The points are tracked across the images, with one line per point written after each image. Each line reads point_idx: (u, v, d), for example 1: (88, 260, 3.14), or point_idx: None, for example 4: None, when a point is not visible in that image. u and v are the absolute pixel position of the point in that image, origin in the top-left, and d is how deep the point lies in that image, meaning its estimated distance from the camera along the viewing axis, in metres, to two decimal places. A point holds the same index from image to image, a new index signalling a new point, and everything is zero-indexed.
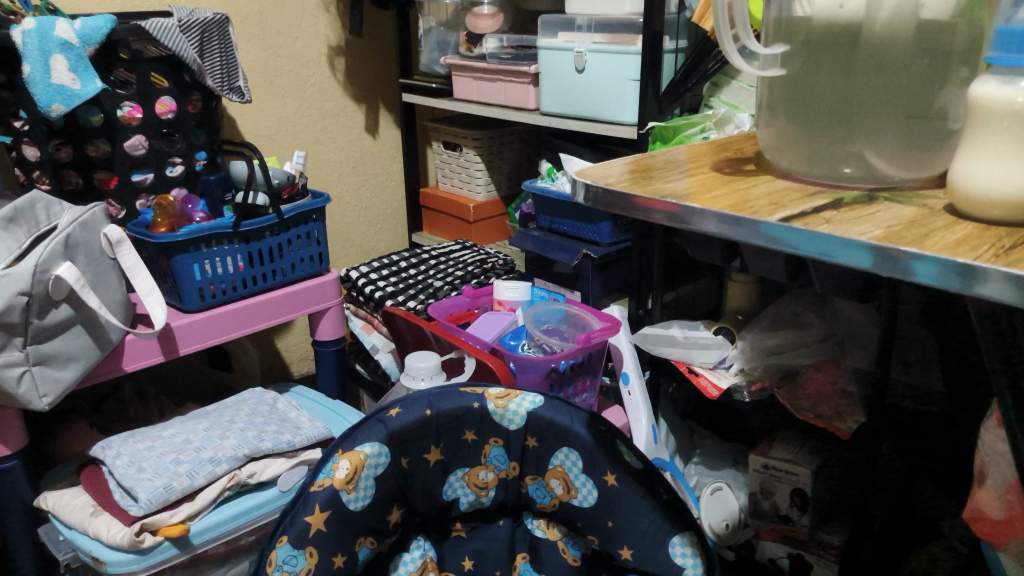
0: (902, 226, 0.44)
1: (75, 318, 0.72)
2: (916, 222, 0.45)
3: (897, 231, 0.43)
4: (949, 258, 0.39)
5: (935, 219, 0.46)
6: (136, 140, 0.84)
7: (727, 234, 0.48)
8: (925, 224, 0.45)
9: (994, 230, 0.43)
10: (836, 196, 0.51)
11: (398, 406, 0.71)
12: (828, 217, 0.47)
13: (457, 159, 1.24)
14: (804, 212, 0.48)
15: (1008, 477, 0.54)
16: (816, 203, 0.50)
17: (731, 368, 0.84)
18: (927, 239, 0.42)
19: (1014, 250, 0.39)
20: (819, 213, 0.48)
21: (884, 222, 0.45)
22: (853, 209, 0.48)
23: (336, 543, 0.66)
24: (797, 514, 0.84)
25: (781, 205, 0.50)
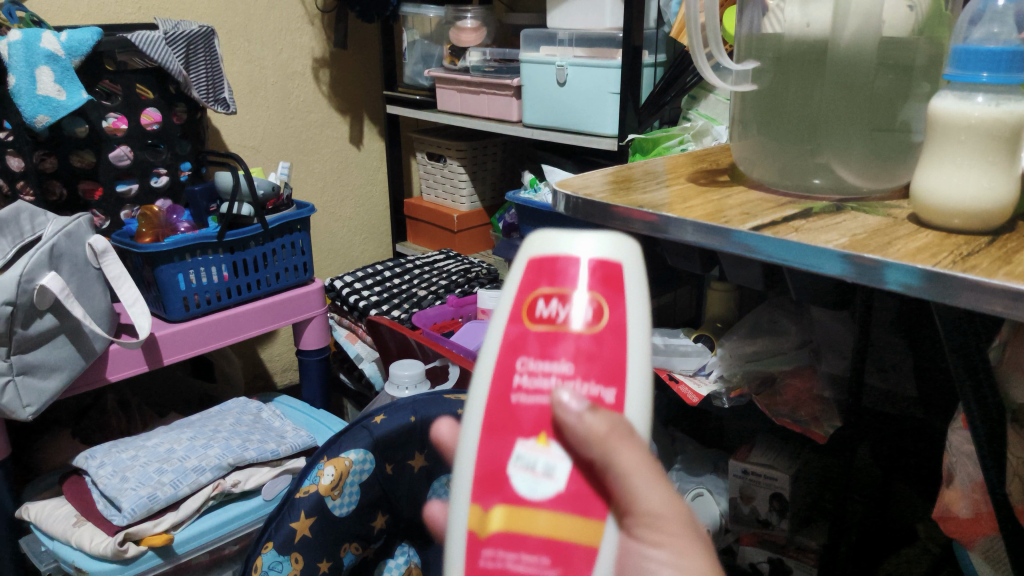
0: (867, 234, 0.46)
1: (59, 327, 0.73)
2: (881, 231, 0.47)
3: (862, 239, 0.45)
4: (916, 266, 0.41)
5: (899, 228, 0.48)
6: (121, 151, 0.85)
7: (703, 243, 0.50)
8: (889, 232, 0.47)
9: (954, 238, 0.45)
10: (806, 206, 0.53)
11: (382, 415, 0.73)
12: (797, 225, 0.49)
13: (441, 170, 1.26)
14: (775, 221, 0.50)
15: (974, 476, 0.56)
16: (787, 213, 0.52)
17: (711, 375, 0.84)
18: (891, 246, 0.44)
19: (971, 258, 0.41)
20: (789, 222, 0.50)
21: (850, 230, 0.47)
22: (821, 218, 0.50)
23: (322, 549, 0.66)
24: (776, 518, 0.85)
25: (753, 214, 0.52)
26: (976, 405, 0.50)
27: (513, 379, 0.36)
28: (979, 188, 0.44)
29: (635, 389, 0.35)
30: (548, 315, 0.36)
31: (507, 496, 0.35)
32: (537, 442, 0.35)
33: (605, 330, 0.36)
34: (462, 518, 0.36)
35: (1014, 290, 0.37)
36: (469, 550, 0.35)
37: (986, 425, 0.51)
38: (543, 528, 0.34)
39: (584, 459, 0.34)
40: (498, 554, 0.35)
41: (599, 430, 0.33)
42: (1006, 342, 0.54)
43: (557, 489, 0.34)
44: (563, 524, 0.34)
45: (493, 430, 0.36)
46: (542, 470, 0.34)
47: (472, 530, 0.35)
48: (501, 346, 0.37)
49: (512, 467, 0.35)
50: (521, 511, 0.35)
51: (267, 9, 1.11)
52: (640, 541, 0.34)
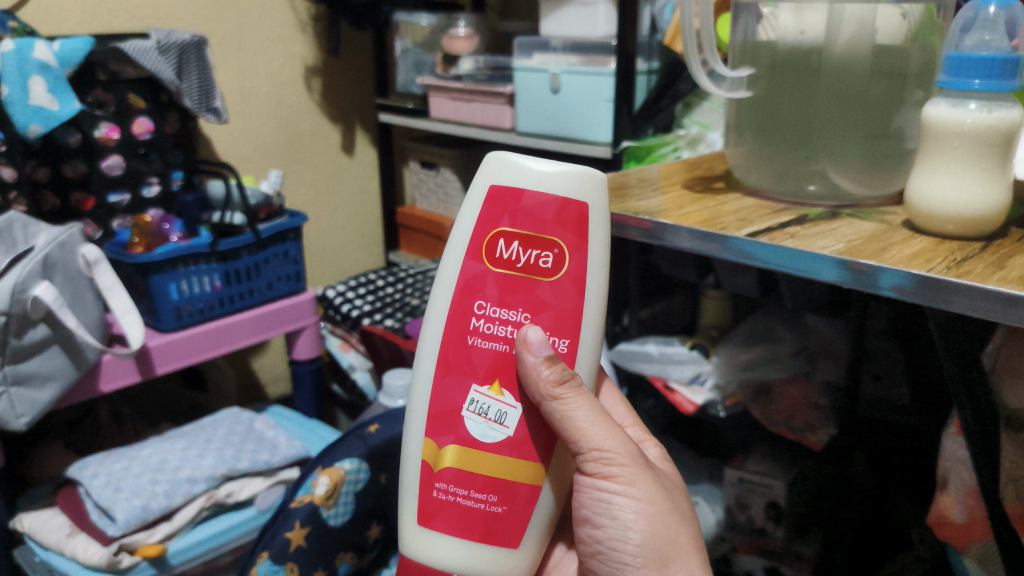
0: (862, 240, 0.46)
1: (52, 337, 0.72)
2: (876, 237, 0.47)
3: (858, 245, 0.45)
4: (913, 272, 0.40)
5: (894, 234, 0.47)
6: (113, 161, 0.85)
7: (699, 249, 0.50)
8: (884, 238, 0.46)
9: (948, 244, 0.45)
10: (802, 212, 0.53)
11: (377, 424, 0.71)
12: (793, 231, 0.48)
13: (435, 178, 1.26)
14: (771, 227, 0.49)
15: (968, 482, 0.56)
16: (782, 219, 0.52)
17: (706, 383, 0.85)
18: (885, 252, 0.44)
19: (966, 263, 0.41)
20: (784, 228, 0.49)
21: (845, 236, 0.47)
22: (817, 224, 0.50)
23: (317, 559, 0.65)
24: (772, 526, 0.86)
25: (749, 221, 0.51)
26: (970, 405, 0.51)
27: (472, 317, 0.46)
28: (974, 196, 0.44)
29: (581, 338, 0.47)
30: (506, 257, 0.46)
31: (460, 434, 0.46)
32: (492, 388, 0.46)
33: (560, 279, 0.46)
34: (426, 449, 0.47)
35: (1009, 296, 0.37)
36: (424, 477, 0.47)
37: (981, 432, 0.51)
38: (494, 465, 0.46)
39: (528, 405, 0.46)
40: (449, 484, 0.46)
41: (552, 380, 0.44)
42: (1001, 346, 0.53)
43: (507, 433, 0.46)
44: (509, 463, 0.46)
45: (451, 365, 0.47)
46: (494, 415, 0.46)
47: (430, 460, 0.47)
48: (459, 283, 0.47)
49: (465, 404, 0.46)
50: (473, 451, 0.46)
51: (259, 18, 1.11)
52: (591, 474, 0.46)
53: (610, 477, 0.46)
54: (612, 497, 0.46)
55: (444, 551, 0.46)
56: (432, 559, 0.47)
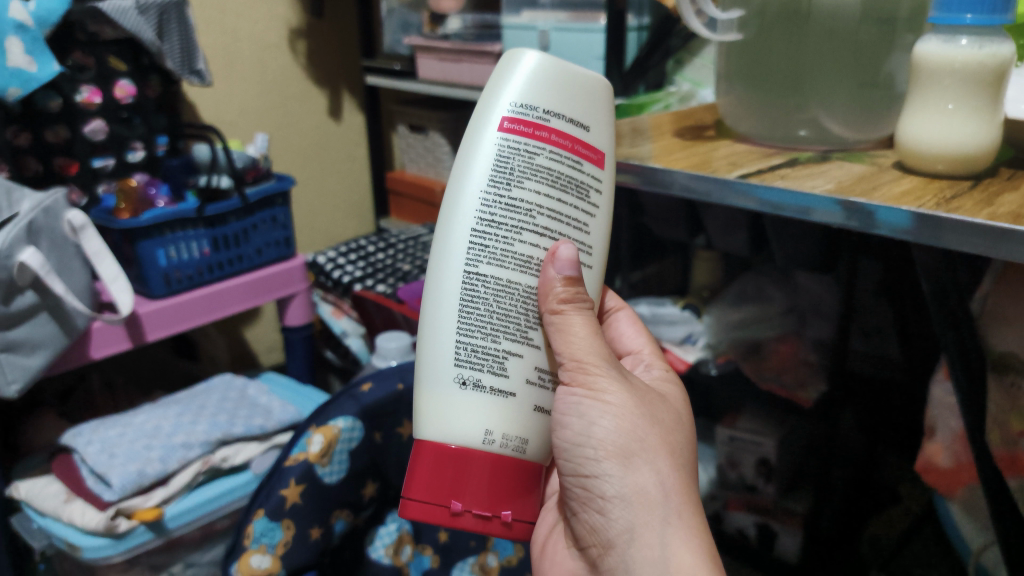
0: (851, 181, 0.46)
1: (40, 304, 0.72)
2: (866, 178, 0.47)
3: (847, 185, 0.45)
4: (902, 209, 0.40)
5: (884, 175, 0.47)
6: (95, 125, 0.84)
7: (692, 192, 0.50)
8: (873, 179, 0.46)
9: (938, 183, 0.45)
10: (792, 156, 0.53)
11: (371, 381, 0.66)
12: (784, 173, 0.49)
13: (423, 142, 1.25)
14: (760, 169, 0.50)
15: (954, 428, 0.56)
16: (773, 162, 0.52)
17: (697, 343, 0.88)
18: (875, 191, 0.44)
19: (956, 199, 0.41)
20: (775, 170, 0.49)
21: (835, 177, 0.47)
22: (808, 166, 0.50)
23: (314, 514, 0.60)
24: (762, 483, 0.87)
25: (740, 163, 0.52)
26: (960, 361, 0.51)
27: None
28: (963, 135, 0.43)
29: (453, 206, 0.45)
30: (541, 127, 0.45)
31: None
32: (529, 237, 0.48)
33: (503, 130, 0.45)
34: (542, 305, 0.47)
35: (999, 229, 0.37)
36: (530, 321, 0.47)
37: (970, 382, 0.51)
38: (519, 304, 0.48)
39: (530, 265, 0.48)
40: None
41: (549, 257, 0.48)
42: (988, 295, 0.54)
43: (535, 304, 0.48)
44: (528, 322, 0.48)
45: None
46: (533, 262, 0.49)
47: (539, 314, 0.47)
48: None
49: None
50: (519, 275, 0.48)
51: None
52: (564, 382, 0.44)
53: (584, 383, 0.43)
54: (581, 398, 0.43)
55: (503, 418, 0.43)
56: (490, 441, 0.43)
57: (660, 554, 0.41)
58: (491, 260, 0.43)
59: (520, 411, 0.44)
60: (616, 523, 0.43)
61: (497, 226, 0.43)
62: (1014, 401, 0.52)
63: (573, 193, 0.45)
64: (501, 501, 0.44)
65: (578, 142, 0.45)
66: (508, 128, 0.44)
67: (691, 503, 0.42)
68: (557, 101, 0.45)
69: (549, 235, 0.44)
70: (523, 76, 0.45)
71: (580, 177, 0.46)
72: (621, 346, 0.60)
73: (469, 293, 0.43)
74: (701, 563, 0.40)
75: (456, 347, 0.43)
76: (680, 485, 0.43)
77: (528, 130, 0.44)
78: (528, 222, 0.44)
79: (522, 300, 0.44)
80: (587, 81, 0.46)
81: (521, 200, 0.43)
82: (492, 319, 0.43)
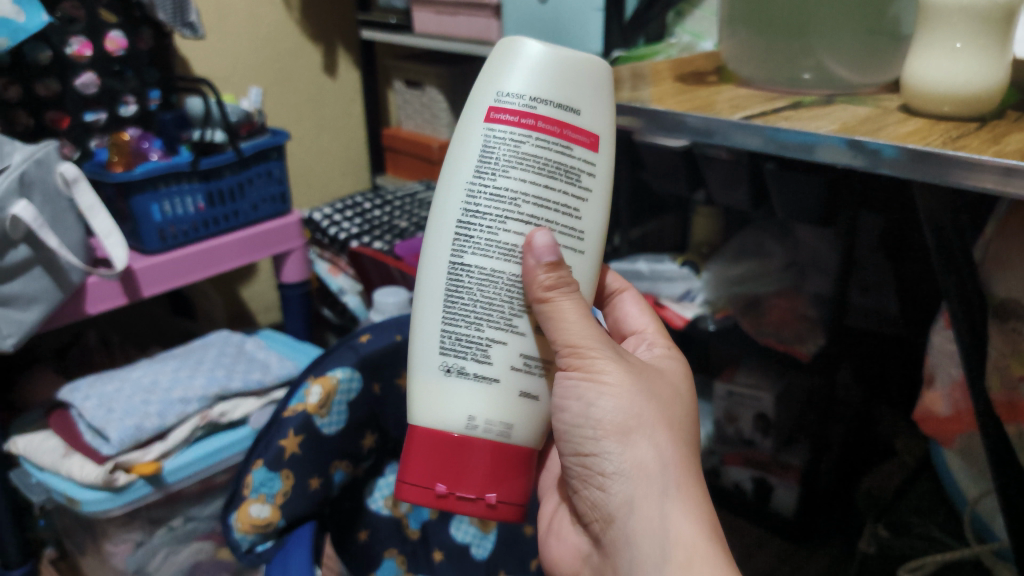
0: (856, 122, 0.46)
1: (34, 258, 0.71)
2: (871, 119, 0.47)
3: (852, 125, 0.46)
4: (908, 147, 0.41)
5: (889, 117, 0.47)
6: (87, 78, 0.82)
7: (700, 138, 0.51)
8: (879, 120, 0.46)
9: (943, 124, 0.45)
10: (796, 100, 0.53)
11: (369, 333, 0.65)
12: (787, 116, 0.49)
13: (420, 98, 1.23)
14: (764, 112, 0.50)
15: (953, 375, 0.57)
16: (777, 105, 0.51)
17: (696, 299, 0.88)
18: (881, 131, 0.44)
19: (963, 138, 0.42)
20: (778, 113, 0.49)
21: (840, 118, 0.47)
22: (811, 109, 0.50)
23: (313, 464, 0.60)
24: (761, 437, 0.87)
25: (743, 106, 0.52)
26: (961, 308, 0.51)
27: None
28: (970, 75, 0.44)
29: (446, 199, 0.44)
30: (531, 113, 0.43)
31: None
32: None
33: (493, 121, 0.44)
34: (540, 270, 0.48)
35: (1008, 167, 0.38)
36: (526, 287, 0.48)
37: (971, 330, 0.51)
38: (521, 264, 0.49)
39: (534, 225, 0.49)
40: None
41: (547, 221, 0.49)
42: (991, 239, 0.56)
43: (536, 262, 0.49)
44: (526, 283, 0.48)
45: None
46: None
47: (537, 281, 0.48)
48: None
49: None
50: None
51: None
52: (561, 367, 0.44)
53: (579, 366, 0.43)
54: (578, 382, 0.43)
55: (489, 404, 0.43)
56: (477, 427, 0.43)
57: (659, 522, 0.41)
58: (476, 251, 0.43)
59: (506, 397, 0.44)
60: (616, 497, 0.43)
61: (482, 217, 0.43)
62: (1014, 346, 0.54)
63: (562, 178, 0.43)
64: (487, 484, 0.44)
65: (567, 125, 0.43)
66: (493, 117, 0.43)
67: (691, 474, 0.42)
68: (545, 86, 0.43)
69: (536, 223, 0.43)
70: (511, 64, 0.43)
71: (571, 163, 0.43)
72: (624, 324, 0.58)
73: (454, 283, 0.43)
74: (698, 530, 0.40)
75: (441, 336, 0.44)
76: (680, 458, 0.42)
77: (513, 119, 0.42)
78: (512, 211, 0.42)
79: (506, 288, 0.43)
80: (580, 63, 0.44)
81: (505, 189, 0.42)
82: (476, 309, 0.43)
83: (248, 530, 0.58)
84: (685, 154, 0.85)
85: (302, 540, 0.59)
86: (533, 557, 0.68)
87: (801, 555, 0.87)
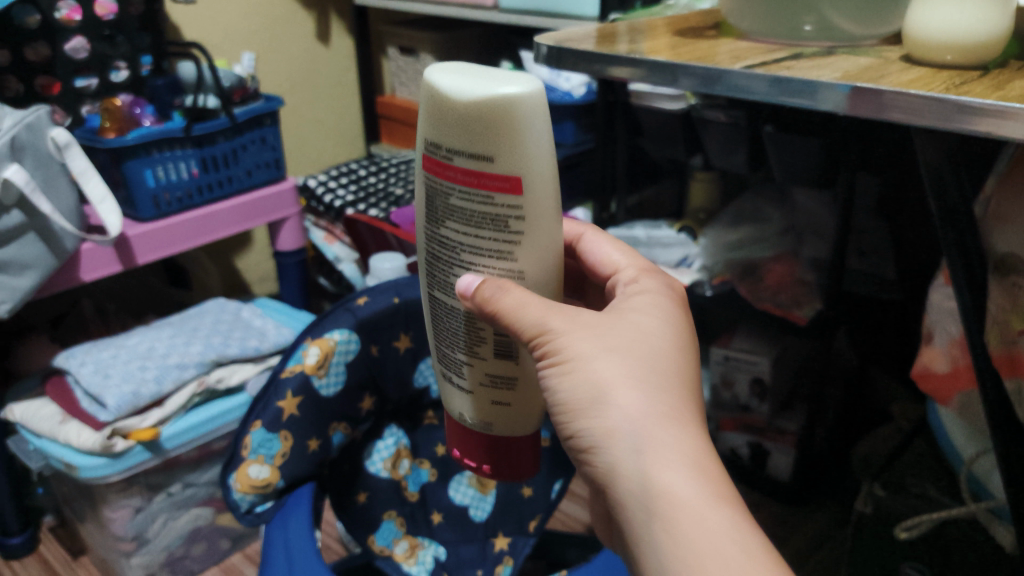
0: (857, 70, 0.47)
1: (28, 224, 0.70)
2: (872, 68, 0.47)
3: (854, 73, 0.46)
4: (907, 92, 0.42)
5: (889, 66, 0.48)
6: (78, 43, 0.81)
7: (701, 88, 0.51)
8: (879, 69, 0.47)
9: (945, 72, 0.45)
10: (796, 52, 0.53)
11: (366, 296, 0.65)
12: (789, 65, 0.49)
13: (414, 65, 1.22)
14: (765, 62, 0.51)
15: (951, 333, 0.61)
16: (777, 56, 0.52)
17: (693, 266, 0.86)
18: (882, 79, 0.45)
19: (965, 85, 0.43)
20: (780, 63, 0.50)
21: (841, 68, 0.48)
22: (813, 59, 0.50)
23: (312, 426, 0.60)
24: (756, 403, 0.88)
25: (743, 57, 0.52)
26: (961, 264, 0.51)
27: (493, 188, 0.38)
28: (972, 22, 0.44)
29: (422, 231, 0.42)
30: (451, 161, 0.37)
31: None
32: None
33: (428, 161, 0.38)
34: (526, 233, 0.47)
35: (1012, 110, 0.38)
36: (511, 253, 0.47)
37: (971, 285, 0.51)
38: None
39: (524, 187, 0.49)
40: None
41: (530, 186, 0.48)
42: (992, 196, 0.57)
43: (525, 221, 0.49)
44: None
45: None
46: None
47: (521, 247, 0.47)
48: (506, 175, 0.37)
49: None
50: None
51: None
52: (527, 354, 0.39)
53: (537, 347, 0.38)
54: (542, 365, 0.39)
55: (469, 403, 0.44)
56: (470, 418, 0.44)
57: (646, 490, 0.35)
58: (440, 292, 0.41)
59: (478, 403, 0.43)
60: (604, 480, 0.38)
61: (436, 262, 0.40)
62: (1014, 301, 0.55)
63: (488, 227, 0.37)
64: (489, 462, 0.45)
65: (482, 176, 0.36)
66: (424, 167, 0.38)
67: (679, 428, 0.36)
68: (455, 132, 0.36)
69: (475, 269, 0.39)
70: (426, 103, 0.37)
71: (495, 212, 0.37)
72: (591, 259, 0.49)
73: (432, 314, 0.43)
74: (695, 490, 0.34)
75: (434, 346, 0.45)
76: (664, 416, 0.37)
77: (437, 172, 0.37)
78: (454, 261, 0.39)
79: (464, 322, 0.41)
80: (486, 108, 0.35)
81: (445, 240, 0.39)
82: (445, 338, 0.43)
83: (247, 490, 0.58)
84: (683, 118, 0.84)
85: (302, 500, 0.60)
86: (531, 518, 0.69)
87: (796, 518, 0.87)
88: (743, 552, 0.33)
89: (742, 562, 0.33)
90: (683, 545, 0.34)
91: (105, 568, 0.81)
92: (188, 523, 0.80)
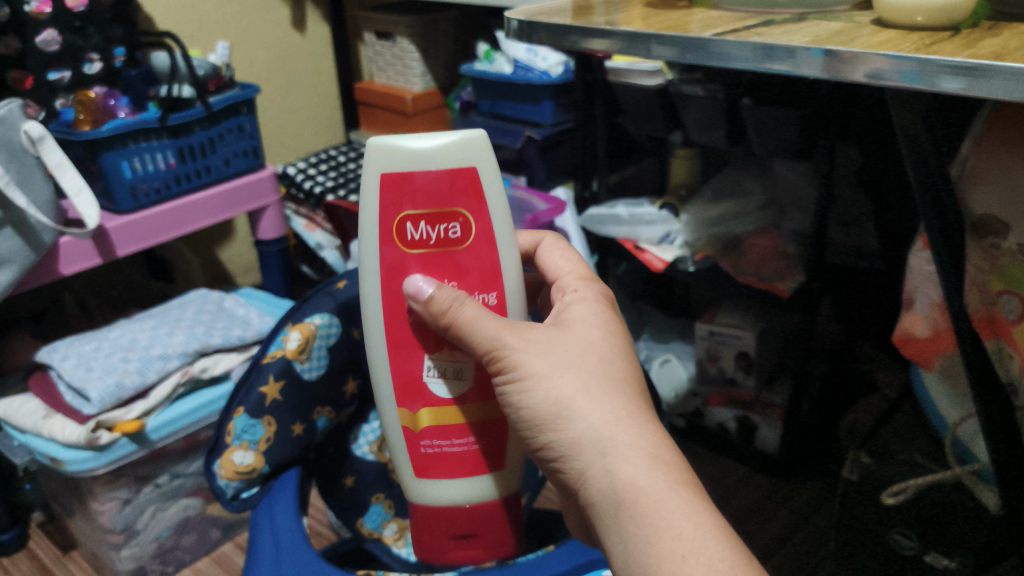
0: (829, 35, 0.49)
1: (4, 218, 0.69)
2: (846, 32, 0.49)
3: (824, 38, 0.48)
4: (881, 54, 0.44)
5: (863, 29, 0.49)
6: (48, 35, 0.79)
7: (684, 58, 0.52)
8: (852, 32, 0.49)
9: (918, 33, 0.47)
10: (768, 18, 0.55)
11: (346, 278, 0.64)
12: (761, 30, 0.51)
13: (391, 50, 1.22)
14: (736, 29, 0.52)
15: (933, 296, 0.63)
16: (748, 23, 0.54)
17: (675, 242, 0.88)
18: (853, 41, 0.47)
19: (935, 45, 0.44)
20: (751, 29, 0.52)
21: (813, 32, 0.50)
22: (782, 25, 0.52)
23: (295, 411, 0.61)
24: (742, 376, 0.89)
25: (715, 25, 0.54)
26: (935, 215, 0.52)
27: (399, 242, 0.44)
28: None
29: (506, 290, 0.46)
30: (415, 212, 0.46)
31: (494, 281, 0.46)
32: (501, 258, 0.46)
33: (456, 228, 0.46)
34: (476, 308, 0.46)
35: (992, 67, 0.40)
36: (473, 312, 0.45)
37: (947, 246, 0.52)
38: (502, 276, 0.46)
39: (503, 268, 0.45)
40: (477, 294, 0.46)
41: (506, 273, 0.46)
42: (968, 157, 0.58)
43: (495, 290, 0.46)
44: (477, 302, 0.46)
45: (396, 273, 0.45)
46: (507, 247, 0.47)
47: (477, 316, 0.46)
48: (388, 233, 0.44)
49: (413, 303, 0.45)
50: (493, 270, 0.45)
51: None
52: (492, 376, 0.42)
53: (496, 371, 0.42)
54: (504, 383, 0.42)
55: None
56: None
57: (609, 487, 0.39)
58: None
59: None
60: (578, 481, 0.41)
61: None
62: (992, 263, 0.57)
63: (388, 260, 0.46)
64: None
65: None
66: None
67: (631, 424, 0.40)
68: None
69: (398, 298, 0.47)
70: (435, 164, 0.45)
71: None
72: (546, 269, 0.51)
73: None
74: (653, 478, 0.38)
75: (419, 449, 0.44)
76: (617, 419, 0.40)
77: None
78: None
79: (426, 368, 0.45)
80: None
81: None
82: None
83: (232, 476, 0.58)
84: (661, 93, 0.84)
85: (288, 484, 0.60)
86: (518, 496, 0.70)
87: (783, 489, 0.88)
88: (695, 527, 0.37)
89: (694, 535, 0.37)
90: (647, 530, 0.37)
91: (96, 561, 0.81)
92: (177, 513, 0.81)
